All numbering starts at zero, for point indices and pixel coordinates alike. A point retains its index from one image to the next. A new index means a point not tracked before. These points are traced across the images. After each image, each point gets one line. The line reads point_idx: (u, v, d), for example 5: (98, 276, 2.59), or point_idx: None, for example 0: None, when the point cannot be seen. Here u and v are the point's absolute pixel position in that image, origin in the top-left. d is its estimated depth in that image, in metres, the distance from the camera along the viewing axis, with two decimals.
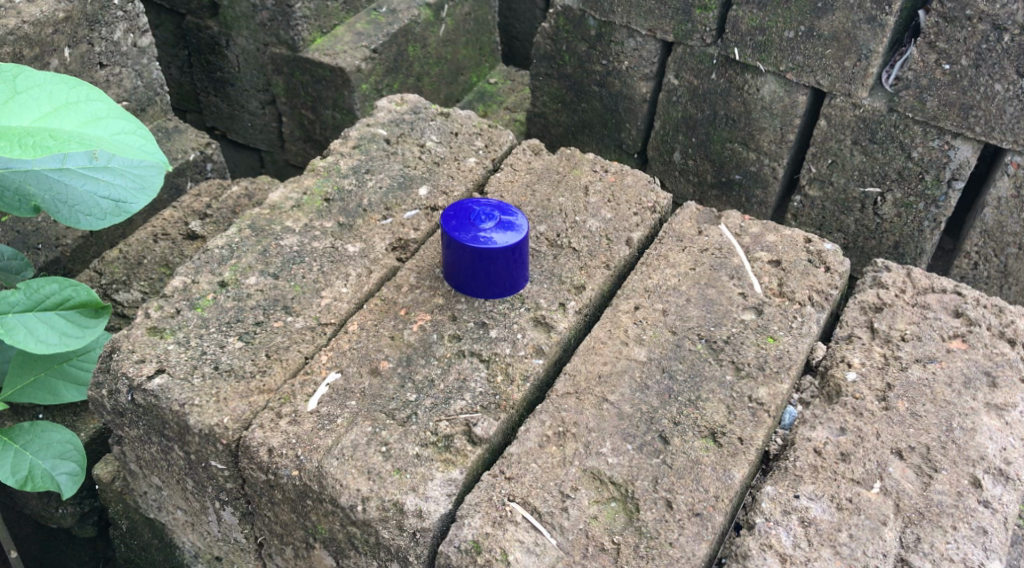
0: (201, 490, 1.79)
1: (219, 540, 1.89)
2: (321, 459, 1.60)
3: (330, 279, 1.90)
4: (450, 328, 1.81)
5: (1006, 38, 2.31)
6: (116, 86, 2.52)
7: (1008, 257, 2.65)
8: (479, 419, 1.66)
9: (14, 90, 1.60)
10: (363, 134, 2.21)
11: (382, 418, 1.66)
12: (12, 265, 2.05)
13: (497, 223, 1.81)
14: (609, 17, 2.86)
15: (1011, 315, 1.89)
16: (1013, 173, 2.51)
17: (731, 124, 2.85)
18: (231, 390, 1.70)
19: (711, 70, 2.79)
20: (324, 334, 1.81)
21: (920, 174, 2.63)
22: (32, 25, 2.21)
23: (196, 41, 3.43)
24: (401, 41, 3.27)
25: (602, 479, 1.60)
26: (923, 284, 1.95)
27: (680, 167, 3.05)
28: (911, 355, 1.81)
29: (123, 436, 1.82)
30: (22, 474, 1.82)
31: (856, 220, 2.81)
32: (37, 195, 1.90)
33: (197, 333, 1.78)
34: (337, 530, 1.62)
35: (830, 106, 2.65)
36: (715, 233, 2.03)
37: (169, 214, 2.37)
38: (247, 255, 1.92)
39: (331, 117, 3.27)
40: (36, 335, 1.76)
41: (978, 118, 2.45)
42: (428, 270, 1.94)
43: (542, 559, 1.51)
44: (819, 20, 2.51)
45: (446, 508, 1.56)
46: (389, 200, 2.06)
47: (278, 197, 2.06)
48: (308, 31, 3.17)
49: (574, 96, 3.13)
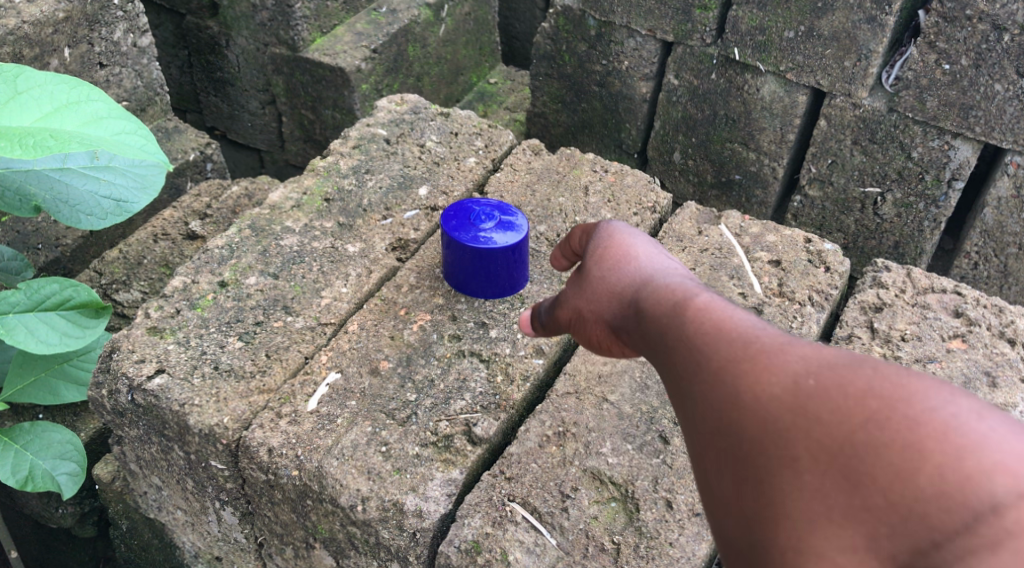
0: (202, 490, 1.79)
1: (219, 540, 1.90)
2: (321, 459, 1.60)
3: (330, 279, 1.90)
4: (450, 328, 1.81)
5: (1006, 38, 2.30)
6: (116, 86, 2.52)
7: (1008, 257, 2.65)
8: (479, 419, 1.65)
9: (15, 90, 1.59)
10: (362, 134, 2.22)
11: (382, 418, 1.66)
12: (12, 265, 2.05)
13: (497, 222, 1.83)
14: (609, 17, 2.87)
15: (1011, 315, 1.89)
16: (1013, 173, 2.51)
17: (731, 124, 2.85)
18: (231, 389, 1.70)
19: (711, 70, 2.79)
20: (324, 334, 1.81)
21: (920, 174, 2.63)
22: (32, 25, 2.20)
23: (195, 41, 3.44)
24: (401, 41, 3.27)
25: (602, 479, 1.60)
26: (923, 284, 1.95)
27: (680, 167, 3.05)
28: (911, 355, 1.81)
29: (122, 436, 1.82)
30: (22, 474, 1.81)
31: (857, 220, 2.82)
32: (38, 195, 1.89)
33: (197, 333, 1.78)
34: (337, 530, 1.62)
35: (830, 106, 2.65)
36: (715, 233, 2.02)
37: (169, 214, 2.38)
38: (247, 255, 1.92)
39: (331, 117, 3.27)
40: (37, 335, 1.76)
41: (978, 118, 2.44)
42: (429, 269, 1.94)
43: (542, 559, 1.51)
44: (819, 20, 2.51)
45: (446, 508, 1.56)
46: (389, 200, 2.07)
47: (278, 197, 2.06)
48: (308, 31, 3.16)
49: (573, 96, 3.13)
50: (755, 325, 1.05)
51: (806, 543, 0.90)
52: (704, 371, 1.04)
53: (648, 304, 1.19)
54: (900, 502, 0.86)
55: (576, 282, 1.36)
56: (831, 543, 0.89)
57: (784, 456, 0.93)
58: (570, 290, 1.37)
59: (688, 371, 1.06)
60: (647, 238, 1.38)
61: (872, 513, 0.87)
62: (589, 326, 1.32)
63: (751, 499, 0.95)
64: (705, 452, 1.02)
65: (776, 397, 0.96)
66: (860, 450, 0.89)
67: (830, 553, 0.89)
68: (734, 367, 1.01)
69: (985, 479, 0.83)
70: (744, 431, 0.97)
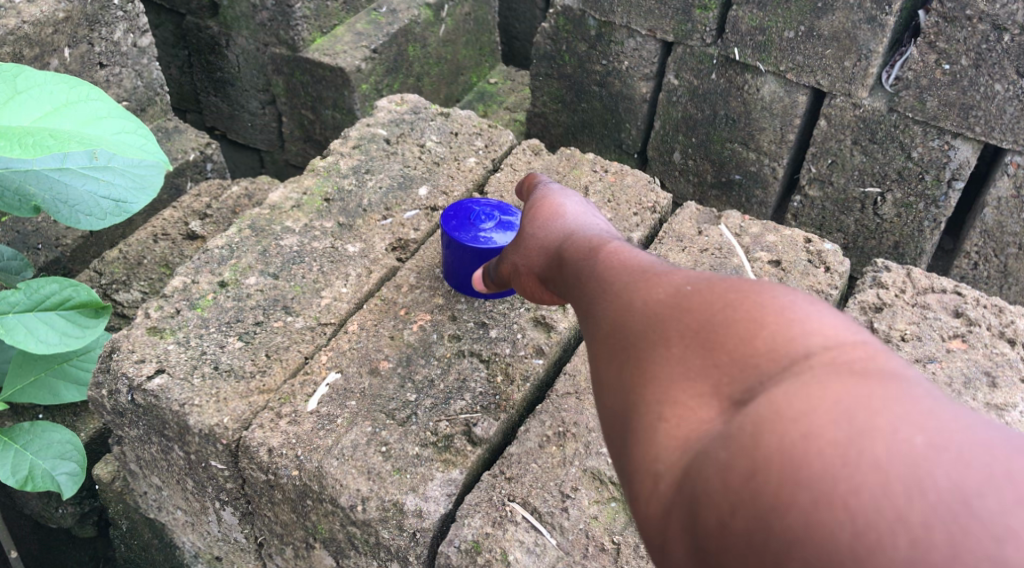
0: (202, 490, 1.79)
1: (219, 540, 1.89)
2: (321, 459, 1.60)
3: (330, 279, 1.90)
4: (450, 328, 1.81)
5: (1006, 38, 2.30)
6: (116, 86, 2.52)
7: (1008, 257, 2.65)
8: (479, 419, 1.65)
9: (14, 89, 1.59)
10: (363, 134, 2.22)
11: (382, 418, 1.66)
12: (12, 265, 2.05)
13: (497, 222, 1.83)
14: (609, 17, 2.87)
15: (1011, 315, 1.89)
16: (1013, 173, 2.51)
17: (731, 124, 2.86)
18: (231, 389, 1.70)
19: (711, 70, 2.79)
20: (324, 334, 1.81)
21: (920, 174, 2.63)
22: (32, 25, 2.20)
23: (195, 41, 3.44)
24: (401, 41, 3.26)
25: (602, 479, 1.60)
26: (923, 284, 1.96)
27: (680, 167, 3.05)
28: (911, 355, 1.81)
29: (122, 436, 1.82)
30: (22, 474, 1.81)
31: (856, 220, 2.82)
32: (37, 195, 1.89)
33: (197, 333, 1.78)
34: (337, 530, 1.62)
35: (830, 106, 2.65)
36: (715, 233, 2.02)
37: (169, 214, 2.38)
38: (247, 255, 1.92)
39: (331, 117, 3.27)
40: (37, 335, 1.76)
41: (978, 118, 2.44)
42: (429, 269, 1.94)
43: (542, 559, 1.50)
44: (819, 20, 2.51)
45: (446, 508, 1.56)
46: (389, 200, 2.07)
47: (278, 196, 2.06)
48: (308, 30, 3.16)
49: (574, 96, 3.13)
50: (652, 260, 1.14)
51: (662, 402, 0.91)
52: (601, 291, 1.11)
53: (564, 244, 1.34)
54: (739, 353, 0.88)
55: (516, 245, 1.52)
56: (682, 398, 0.90)
57: (647, 334, 0.97)
58: (512, 252, 1.52)
59: (590, 296, 1.13)
60: (576, 198, 1.58)
61: (719, 369, 0.89)
62: (523, 276, 1.47)
63: (620, 378, 0.98)
64: (591, 356, 1.05)
65: (651, 295, 1.02)
66: (713, 319, 0.93)
67: (683, 406, 0.89)
68: (625, 284, 1.08)
69: (814, 338, 0.86)
70: (621, 326, 1.02)
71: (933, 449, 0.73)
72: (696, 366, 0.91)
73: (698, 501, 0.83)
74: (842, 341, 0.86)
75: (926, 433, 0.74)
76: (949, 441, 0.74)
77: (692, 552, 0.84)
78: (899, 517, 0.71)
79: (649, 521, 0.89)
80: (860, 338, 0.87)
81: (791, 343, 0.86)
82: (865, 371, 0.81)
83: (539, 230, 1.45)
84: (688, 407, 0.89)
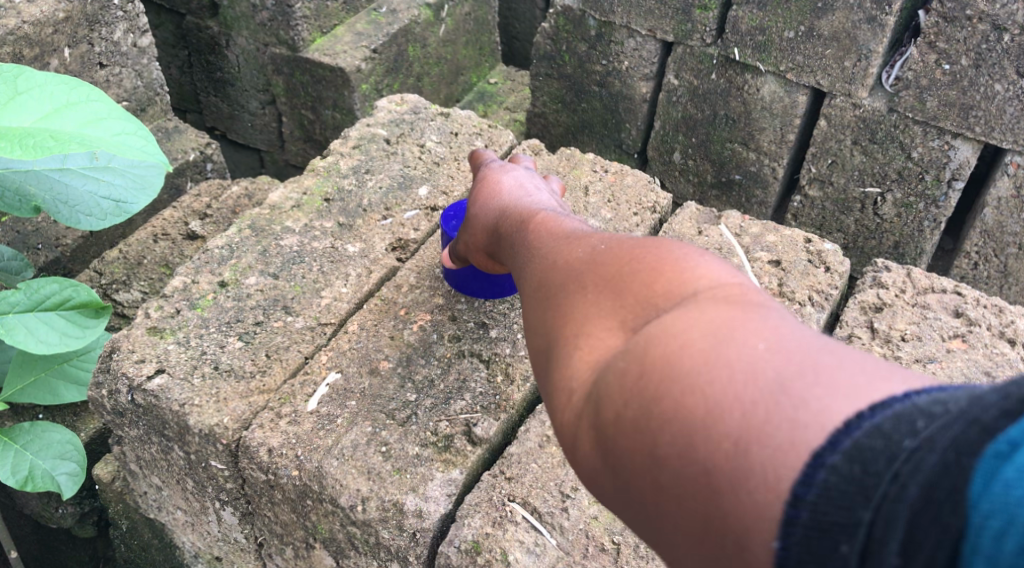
0: (201, 489, 1.79)
1: (219, 540, 1.89)
2: (321, 459, 1.60)
3: (330, 279, 1.90)
4: (450, 328, 1.81)
5: (1006, 38, 2.30)
6: (116, 86, 2.52)
7: (1008, 257, 2.65)
8: (479, 419, 1.65)
9: (15, 90, 1.59)
10: (363, 134, 2.22)
11: (382, 418, 1.66)
12: (12, 265, 2.05)
13: None
14: (609, 17, 2.86)
15: (1011, 315, 1.89)
16: (1013, 173, 2.51)
17: (731, 124, 2.86)
18: (231, 389, 1.70)
19: (711, 70, 2.79)
20: (324, 334, 1.81)
21: (920, 174, 2.63)
22: (32, 25, 2.20)
23: (195, 41, 3.44)
24: (401, 41, 3.26)
25: None
26: (923, 284, 1.96)
27: (680, 167, 3.05)
28: (911, 355, 1.81)
29: (122, 436, 1.82)
30: (22, 475, 1.81)
31: (857, 220, 2.82)
32: (38, 195, 1.89)
33: (197, 333, 1.78)
34: (337, 530, 1.62)
35: (830, 106, 2.65)
36: (715, 233, 2.02)
37: (169, 214, 2.38)
38: (247, 255, 1.92)
39: (331, 117, 3.27)
40: (36, 335, 1.76)
41: (978, 118, 2.44)
42: (428, 269, 1.94)
43: (542, 559, 1.50)
44: (819, 20, 2.51)
45: (446, 508, 1.56)
46: (389, 200, 2.07)
47: (278, 197, 2.06)
48: (308, 30, 3.16)
49: (574, 96, 3.13)
50: (588, 235, 1.30)
51: (579, 334, 1.06)
52: (543, 260, 1.27)
53: (509, 226, 1.52)
54: (643, 296, 1.03)
55: (470, 226, 1.66)
56: (596, 330, 1.04)
57: (576, 286, 1.13)
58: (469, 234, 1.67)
59: (534, 263, 1.29)
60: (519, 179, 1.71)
61: (626, 306, 1.04)
62: (474, 253, 1.68)
63: (548, 320, 1.13)
64: (529, 309, 1.20)
65: (581, 258, 1.19)
66: (626, 270, 1.08)
67: (595, 336, 1.04)
68: (563, 253, 1.25)
69: (702, 281, 1.02)
70: (556, 282, 1.18)
71: (776, 351, 0.87)
72: (609, 305, 1.06)
73: (598, 404, 0.97)
74: (725, 283, 1.01)
75: (771, 341, 0.88)
76: (790, 346, 0.87)
77: (592, 451, 0.97)
78: (737, 399, 0.84)
79: (563, 429, 1.03)
80: (743, 283, 1.02)
81: (683, 287, 1.01)
82: (738, 303, 0.96)
83: (478, 210, 1.64)
84: (599, 337, 1.03)
